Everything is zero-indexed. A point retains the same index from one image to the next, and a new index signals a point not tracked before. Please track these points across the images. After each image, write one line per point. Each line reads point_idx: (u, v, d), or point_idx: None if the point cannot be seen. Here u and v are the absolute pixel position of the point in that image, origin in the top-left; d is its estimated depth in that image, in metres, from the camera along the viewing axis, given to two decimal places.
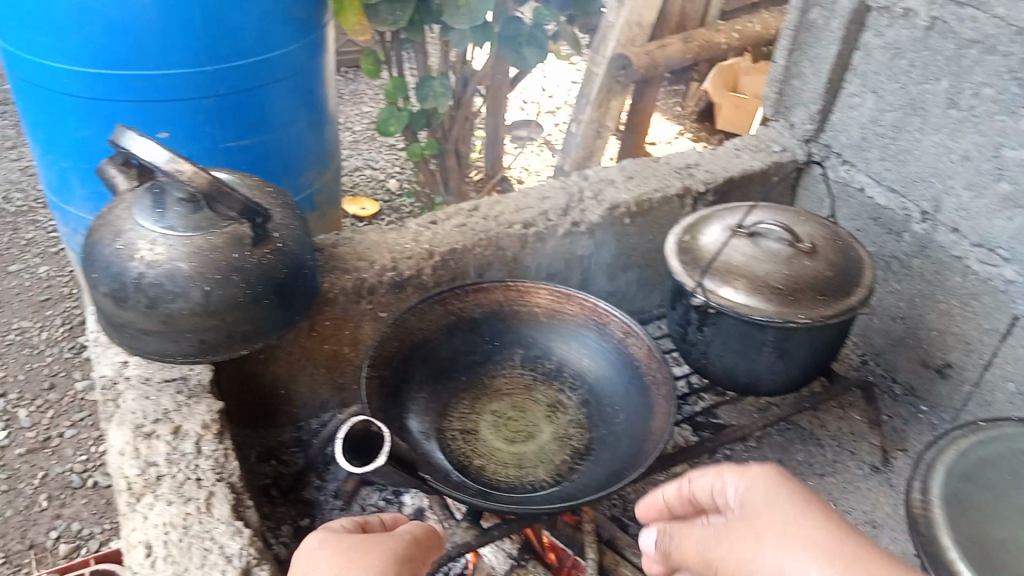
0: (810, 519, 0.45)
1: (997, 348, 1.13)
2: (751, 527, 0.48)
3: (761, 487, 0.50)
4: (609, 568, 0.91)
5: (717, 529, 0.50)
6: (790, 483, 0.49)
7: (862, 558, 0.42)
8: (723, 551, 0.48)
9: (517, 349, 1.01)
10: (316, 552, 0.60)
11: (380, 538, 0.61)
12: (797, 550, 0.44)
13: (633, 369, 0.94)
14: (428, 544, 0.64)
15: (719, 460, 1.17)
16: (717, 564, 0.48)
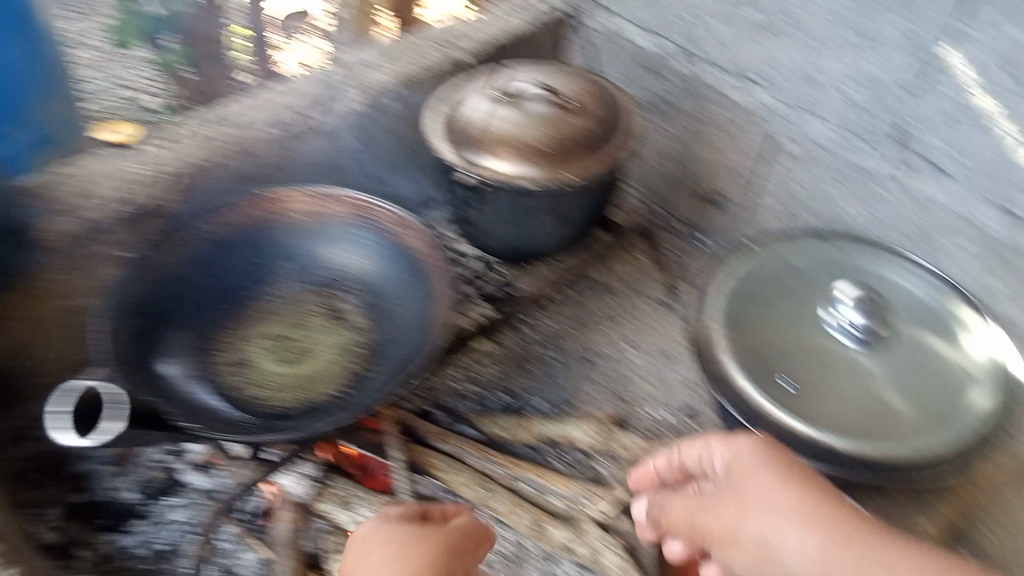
0: (786, 488, 0.66)
1: (759, 171, 1.17)
2: (737, 484, 0.69)
3: (745, 459, 0.70)
4: (418, 463, 0.95)
5: (706, 498, 0.70)
6: (766, 458, 0.69)
7: (834, 523, 0.63)
8: (711, 517, 0.68)
9: (284, 263, 0.95)
10: (375, 547, 0.70)
11: (423, 527, 0.73)
12: (779, 517, 0.64)
13: (408, 260, 0.90)
14: (468, 531, 0.76)
15: (521, 329, 1.16)
16: (705, 527, 0.68)
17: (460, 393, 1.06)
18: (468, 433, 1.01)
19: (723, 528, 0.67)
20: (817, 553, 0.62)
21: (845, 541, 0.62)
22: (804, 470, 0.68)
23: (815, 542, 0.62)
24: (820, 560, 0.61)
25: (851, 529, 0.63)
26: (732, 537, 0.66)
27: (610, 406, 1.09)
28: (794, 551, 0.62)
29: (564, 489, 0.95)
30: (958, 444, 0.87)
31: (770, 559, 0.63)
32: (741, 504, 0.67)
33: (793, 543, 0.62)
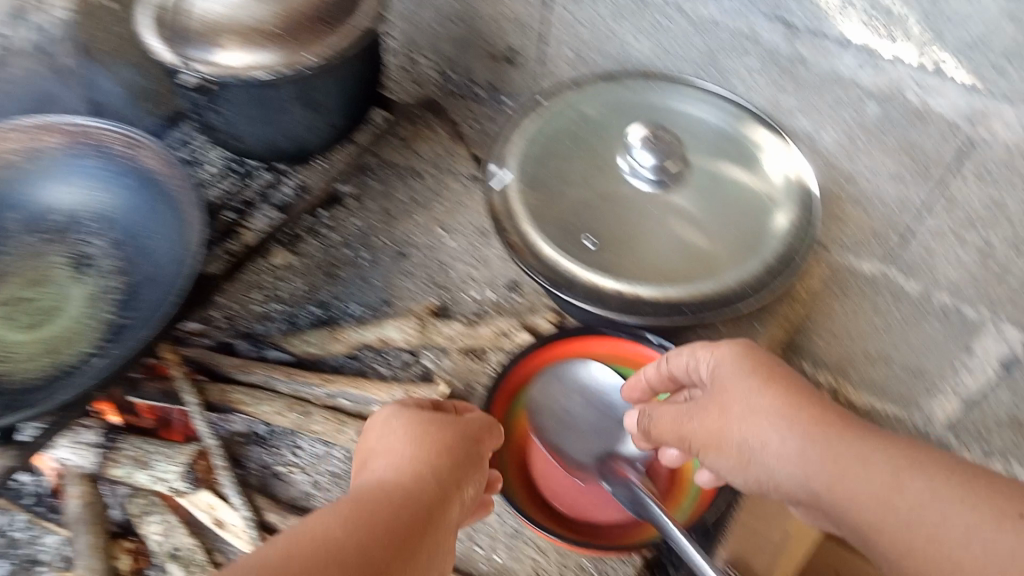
0: (768, 393, 0.63)
1: (544, 16, 1.09)
2: (719, 391, 0.66)
3: (727, 363, 0.67)
4: (220, 401, 0.89)
5: (691, 406, 0.68)
6: (753, 362, 0.66)
7: (817, 422, 0.60)
8: (697, 425, 0.66)
9: (9, 215, 0.83)
10: (399, 434, 0.67)
11: (452, 420, 0.70)
12: (763, 421, 0.62)
13: (150, 184, 0.80)
14: (488, 427, 0.72)
15: (323, 233, 1.09)
16: (692, 437, 0.67)
17: (263, 315, 1.00)
18: (276, 356, 0.95)
19: (710, 437, 0.65)
20: (800, 457, 0.59)
21: (828, 443, 0.59)
22: (796, 380, 0.65)
23: (801, 448, 0.59)
24: (801, 469, 0.59)
25: (831, 431, 0.59)
26: (721, 445, 0.65)
27: (428, 296, 1.04)
28: (781, 456, 0.61)
29: (388, 395, 0.89)
30: (761, 269, 0.87)
31: (757, 462, 0.63)
32: (726, 415, 0.64)
33: (777, 449, 0.61)
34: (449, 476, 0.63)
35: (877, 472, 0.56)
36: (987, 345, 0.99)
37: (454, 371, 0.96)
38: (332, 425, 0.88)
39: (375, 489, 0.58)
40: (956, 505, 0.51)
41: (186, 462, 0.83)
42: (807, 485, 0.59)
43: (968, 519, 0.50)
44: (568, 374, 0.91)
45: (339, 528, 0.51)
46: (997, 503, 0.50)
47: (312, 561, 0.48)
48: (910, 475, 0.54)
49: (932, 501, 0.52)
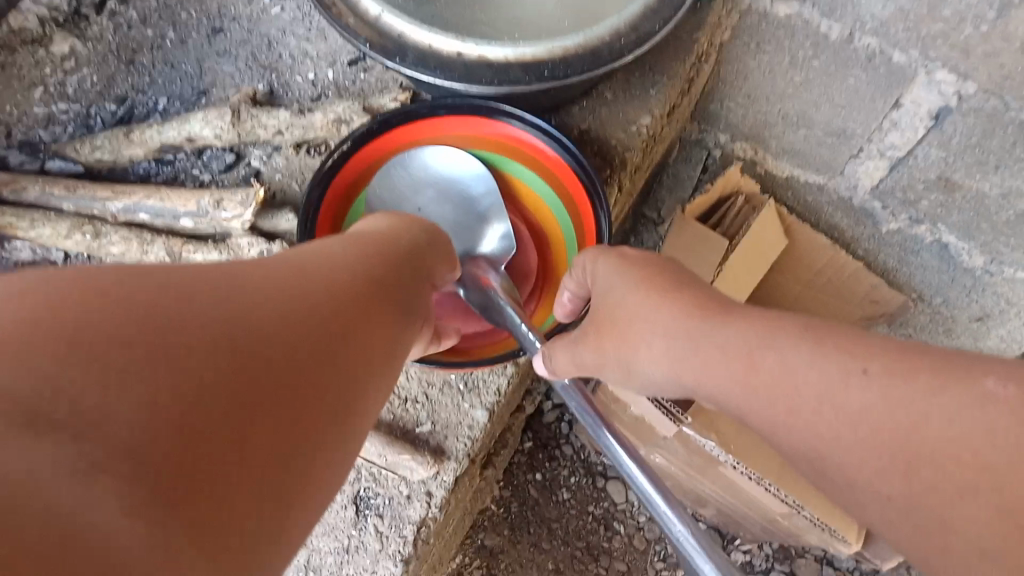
0: (638, 297, 0.54)
1: None
2: (596, 300, 0.58)
3: (603, 271, 0.58)
4: None
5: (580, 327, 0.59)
6: (628, 267, 0.57)
7: (681, 318, 0.50)
8: (583, 352, 0.57)
9: None
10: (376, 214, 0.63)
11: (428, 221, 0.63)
12: (633, 327, 0.53)
13: None
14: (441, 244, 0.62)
15: (114, 9, 0.87)
16: (581, 364, 0.57)
17: (48, 118, 0.84)
18: (58, 167, 0.79)
19: (590, 358, 0.57)
20: (669, 355, 0.50)
21: (692, 338, 0.49)
22: (668, 267, 0.57)
23: (672, 350, 0.50)
24: (676, 375, 0.50)
25: (695, 320, 0.50)
26: (601, 363, 0.56)
27: (252, 83, 0.85)
28: (653, 360, 0.52)
29: (195, 204, 0.72)
30: (644, 10, 0.69)
31: (640, 373, 0.54)
32: (603, 329, 0.56)
33: (648, 355, 0.52)
34: (441, 240, 0.60)
35: (732, 348, 0.47)
36: (917, 95, 0.84)
37: (288, 170, 0.79)
38: (133, 246, 0.73)
39: (380, 232, 0.54)
40: (808, 360, 0.43)
41: None
42: (684, 389, 0.51)
43: (816, 382, 0.42)
44: (410, 159, 0.73)
45: (358, 259, 0.48)
46: (846, 350, 0.42)
47: (340, 282, 0.45)
48: (764, 349, 0.45)
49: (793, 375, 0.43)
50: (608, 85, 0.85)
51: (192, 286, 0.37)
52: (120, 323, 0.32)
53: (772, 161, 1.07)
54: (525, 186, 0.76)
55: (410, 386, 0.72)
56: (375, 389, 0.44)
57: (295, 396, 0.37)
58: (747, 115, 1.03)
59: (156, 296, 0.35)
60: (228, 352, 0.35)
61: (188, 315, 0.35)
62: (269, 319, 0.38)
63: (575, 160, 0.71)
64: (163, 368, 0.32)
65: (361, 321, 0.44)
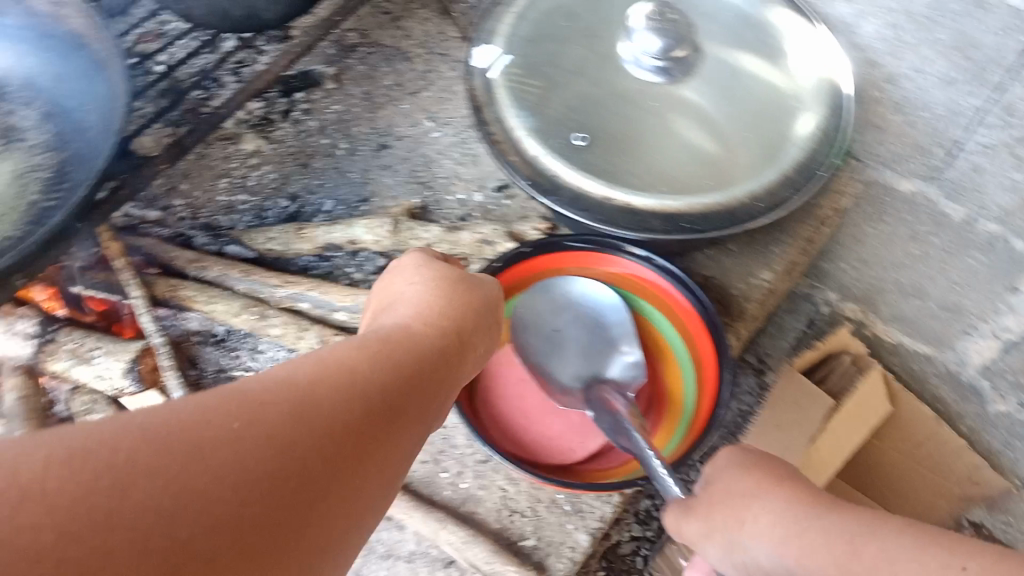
0: (752, 485, 0.58)
1: None
2: (708, 484, 0.61)
3: (721, 465, 0.62)
4: (166, 297, 0.79)
5: (691, 500, 0.59)
6: (745, 461, 0.61)
7: (789, 502, 0.55)
8: (694, 525, 0.58)
9: None
10: (421, 272, 0.64)
11: (462, 288, 0.62)
12: (743, 509, 0.56)
13: (80, 48, 0.71)
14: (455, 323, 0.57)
15: (298, 118, 0.97)
16: (693, 537, 0.58)
17: (229, 206, 0.90)
18: (234, 251, 0.86)
19: (696, 529, 0.58)
20: (773, 532, 0.54)
21: (795, 518, 0.54)
22: (778, 465, 0.60)
23: (776, 525, 0.54)
24: (779, 555, 0.53)
25: (804, 504, 0.55)
26: (706, 534, 0.57)
27: (408, 196, 0.93)
28: (757, 537, 0.55)
29: (351, 301, 0.79)
30: (781, 178, 0.75)
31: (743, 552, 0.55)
32: (712, 506, 0.58)
33: (755, 533, 0.55)
34: (458, 332, 0.57)
35: (834, 534, 0.51)
36: None
37: None
38: (290, 330, 0.79)
39: (437, 311, 0.57)
40: (908, 553, 0.46)
41: (129, 359, 0.74)
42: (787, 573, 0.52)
43: (919, 570, 0.45)
44: (554, 287, 0.79)
45: (362, 358, 0.45)
46: (945, 547, 0.46)
47: (338, 388, 0.41)
48: (866, 539, 0.49)
49: (874, 531, 0.49)
50: (734, 238, 0.90)
51: (140, 426, 0.33)
52: (49, 486, 0.29)
53: (881, 326, 1.05)
54: (655, 331, 0.79)
55: (520, 499, 0.76)
56: (367, 501, 0.40)
57: (257, 537, 0.33)
58: (861, 279, 1.04)
59: (88, 443, 0.31)
60: (178, 500, 0.31)
61: (129, 460, 0.31)
62: (225, 471, 0.33)
63: (716, 333, 0.75)
64: (101, 529, 0.29)
65: (343, 476, 0.38)
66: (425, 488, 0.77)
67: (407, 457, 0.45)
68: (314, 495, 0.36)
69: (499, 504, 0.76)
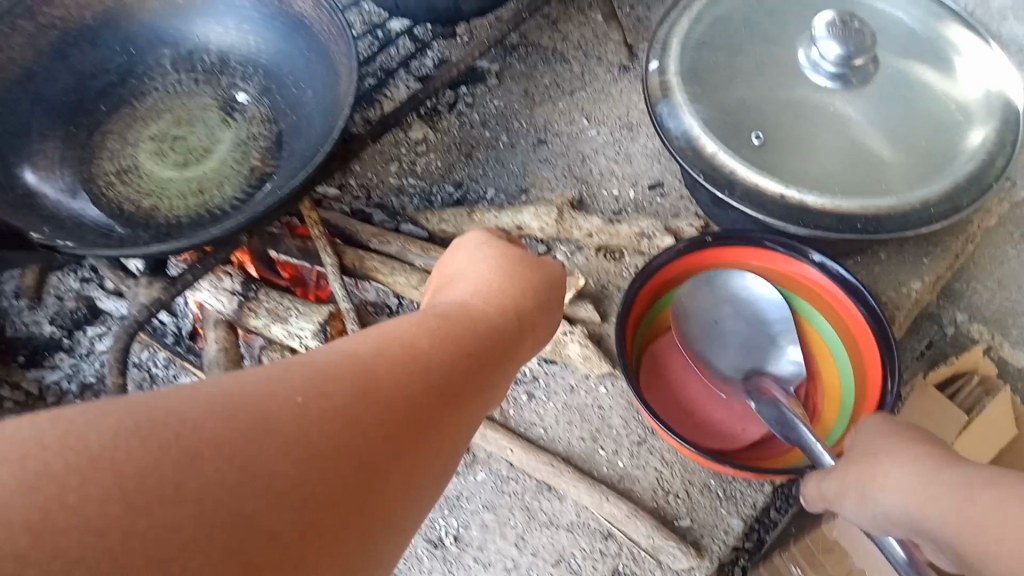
0: (892, 440, 0.55)
1: None
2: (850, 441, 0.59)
3: (868, 426, 0.59)
4: (353, 267, 0.84)
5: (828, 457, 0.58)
6: (890, 422, 0.58)
7: (928, 456, 0.53)
8: (827, 477, 0.56)
9: (164, 51, 0.81)
10: (482, 251, 0.62)
11: (534, 268, 0.61)
12: (880, 460, 0.54)
13: (303, 29, 0.76)
14: (517, 302, 0.56)
15: (461, 111, 1.03)
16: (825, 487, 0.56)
17: (399, 188, 0.96)
18: (409, 231, 0.91)
19: (831, 484, 0.56)
20: (908, 482, 0.52)
21: (936, 470, 0.51)
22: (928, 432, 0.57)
23: (913, 476, 0.52)
24: (914, 507, 0.50)
25: (942, 458, 0.53)
26: (839, 489, 0.55)
27: (566, 188, 0.97)
28: (890, 491, 0.52)
29: None
30: (954, 186, 0.77)
31: (880, 506, 0.52)
32: (851, 458, 0.56)
33: (886, 483, 0.53)
34: (521, 317, 0.55)
35: (960, 491, 0.49)
36: None
37: (587, 268, 0.90)
38: None
39: (493, 293, 0.55)
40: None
41: (320, 320, 0.79)
42: (924, 526, 0.49)
43: None
44: (723, 280, 0.81)
45: (422, 338, 0.44)
46: None
47: (397, 365, 0.41)
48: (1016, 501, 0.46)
49: (1008, 493, 0.47)
50: (884, 246, 0.93)
51: (214, 396, 0.34)
52: (127, 453, 0.30)
53: (1008, 349, 1.03)
54: (818, 332, 0.82)
55: (674, 481, 0.80)
56: (422, 479, 0.40)
57: (319, 510, 0.33)
58: (994, 300, 1.04)
59: (173, 413, 0.32)
60: (244, 470, 0.32)
61: (199, 431, 0.32)
62: (285, 452, 0.33)
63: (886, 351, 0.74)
64: (170, 493, 0.29)
65: (395, 464, 0.38)
66: (584, 462, 0.81)
67: (459, 442, 0.44)
68: (370, 473, 0.36)
69: (655, 483, 0.80)
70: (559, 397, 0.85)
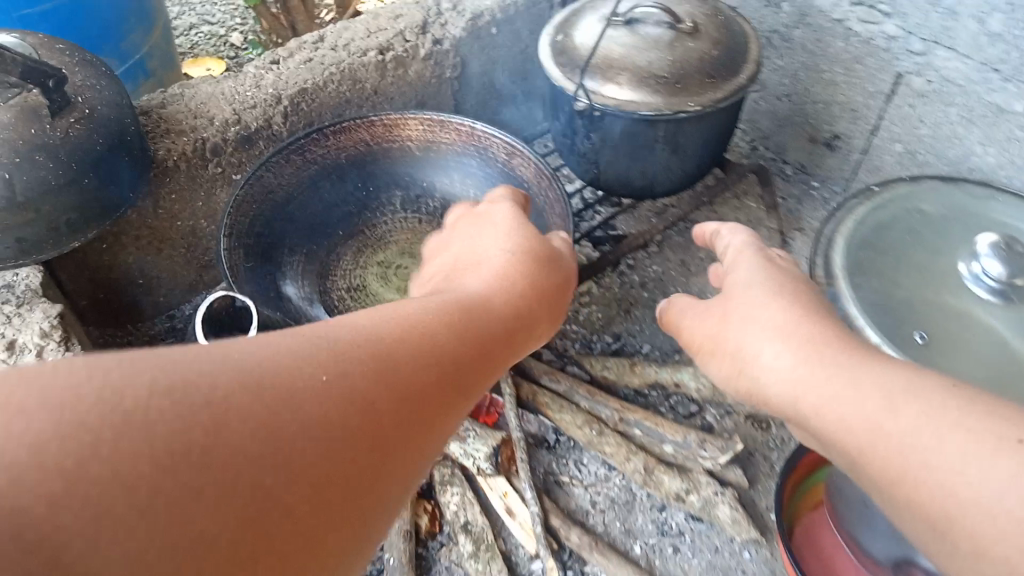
0: (788, 313, 0.53)
1: (882, 110, 1.09)
2: (728, 300, 0.58)
3: (755, 279, 0.58)
4: (527, 399, 0.90)
5: (720, 317, 0.58)
6: (782, 293, 0.55)
7: (816, 340, 0.50)
8: (709, 335, 0.58)
9: (395, 191, 0.93)
10: (496, 221, 0.64)
11: (537, 246, 0.61)
12: (763, 333, 0.53)
13: (520, 189, 0.88)
14: (540, 289, 0.57)
15: (623, 271, 1.12)
16: (707, 362, 0.58)
17: (562, 333, 1.04)
18: (574, 373, 0.97)
19: (708, 341, 0.58)
20: (796, 372, 0.49)
21: (829, 361, 0.48)
22: (797, 271, 0.60)
23: (812, 366, 0.49)
24: (796, 391, 0.49)
25: (838, 345, 0.49)
26: (721, 355, 0.57)
27: None
28: (777, 375, 0.51)
29: (682, 437, 0.88)
30: None
31: (749, 373, 0.53)
32: (727, 331, 0.56)
33: (772, 363, 0.51)
34: (536, 307, 0.56)
35: (875, 391, 0.45)
36: None
37: (736, 432, 0.93)
38: (622, 450, 0.87)
39: (507, 287, 0.54)
40: (955, 420, 0.41)
41: (495, 442, 0.85)
42: (794, 403, 0.49)
43: (961, 446, 0.40)
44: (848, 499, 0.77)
45: (433, 327, 0.44)
46: (1000, 418, 0.40)
47: (396, 346, 0.40)
48: (910, 400, 0.43)
49: (916, 391, 0.44)
50: None
51: (239, 359, 0.33)
52: (161, 414, 0.28)
53: None
54: None
55: None
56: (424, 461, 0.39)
57: (333, 482, 0.32)
58: None
59: (187, 372, 0.31)
60: (269, 435, 0.31)
61: (230, 400, 0.31)
62: (296, 414, 0.32)
63: None
64: (198, 458, 0.28)
65: (394, 427, 0.37)
66: None
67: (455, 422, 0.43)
68: (374, 443, 0.35)
69: None
70: (704, 555, 0.84)
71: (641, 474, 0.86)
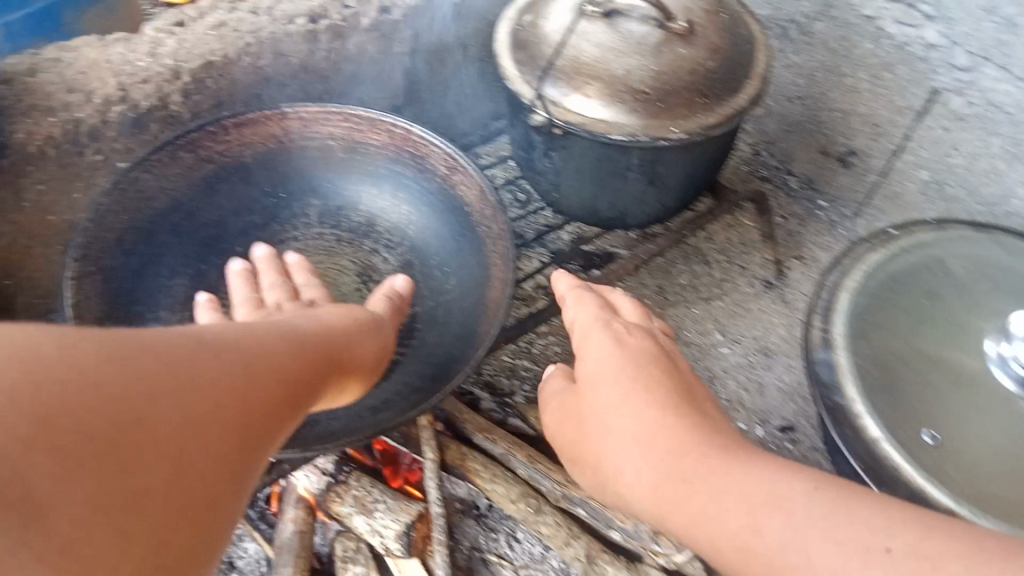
0: (640, 397, 0.45)
1: (910, 130, 0.92)
2: (586, 386, 0.49)
3: (602, 352, 0.50)
4: (453, 464, 0.77)
5: (579, 411, 0.49)
6: (636, 365, 0.48)
7: (677, 437, 0.41)
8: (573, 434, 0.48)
9: (312, 200, 0.77)
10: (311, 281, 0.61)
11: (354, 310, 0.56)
12: (621, 437, 0.43)
13: (459, 211, 0.72)
14: (356, 335, 0.52)
15: None
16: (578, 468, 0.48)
17: (512, 368, 0.90)
18: (516, 426, 0.83)
19: (570, 439, 0.49)
20: (652, 486, 0.40)
21: (684, 459, 0.39)
22: (649, 344, 0.51)
23: (660, 471, 0.40)
24: (652, 506, 0.40)
25: (678, 418, 0.42)
26: (588, 464, 0.46)
27: None
28: (635, 491, 0.41)
29: (633, 525, 0.72)
30: None
31: (614, 488, 0.43)
32: (588, 430, 0.46)
33: (631, 480, 0.41)
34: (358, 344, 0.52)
35: (730, 490, 0.36)
36: None
37: None
38: (560, 534, 0.74)
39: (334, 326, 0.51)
40: (816, 528, 0.32)
41: (407, 520, 0.71)
42: (658, 523, 0.40)
43: (832, 552, 0.31)
44: None
45: (278, 347, 0.42)
46: (867, 508, 0.33)
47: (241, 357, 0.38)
48: (772, 510, 0.34)
49: (776, 472, 0.36)
50: None
51: (81, 354, 0.30)
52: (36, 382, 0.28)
53: None
54: None
55: None
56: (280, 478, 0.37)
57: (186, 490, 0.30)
58: None
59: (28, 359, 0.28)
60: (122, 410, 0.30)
61: (91, 373, 0.30)
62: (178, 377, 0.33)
63: None
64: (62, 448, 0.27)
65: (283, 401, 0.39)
66: None
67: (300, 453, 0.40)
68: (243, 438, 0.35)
69: None
70: None
71: (581, 562, 0.73)
